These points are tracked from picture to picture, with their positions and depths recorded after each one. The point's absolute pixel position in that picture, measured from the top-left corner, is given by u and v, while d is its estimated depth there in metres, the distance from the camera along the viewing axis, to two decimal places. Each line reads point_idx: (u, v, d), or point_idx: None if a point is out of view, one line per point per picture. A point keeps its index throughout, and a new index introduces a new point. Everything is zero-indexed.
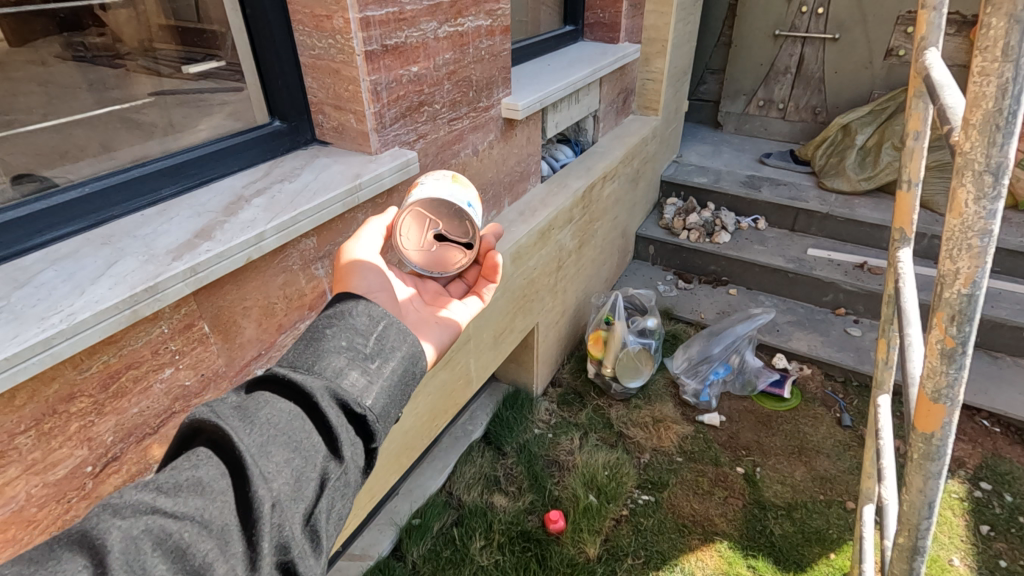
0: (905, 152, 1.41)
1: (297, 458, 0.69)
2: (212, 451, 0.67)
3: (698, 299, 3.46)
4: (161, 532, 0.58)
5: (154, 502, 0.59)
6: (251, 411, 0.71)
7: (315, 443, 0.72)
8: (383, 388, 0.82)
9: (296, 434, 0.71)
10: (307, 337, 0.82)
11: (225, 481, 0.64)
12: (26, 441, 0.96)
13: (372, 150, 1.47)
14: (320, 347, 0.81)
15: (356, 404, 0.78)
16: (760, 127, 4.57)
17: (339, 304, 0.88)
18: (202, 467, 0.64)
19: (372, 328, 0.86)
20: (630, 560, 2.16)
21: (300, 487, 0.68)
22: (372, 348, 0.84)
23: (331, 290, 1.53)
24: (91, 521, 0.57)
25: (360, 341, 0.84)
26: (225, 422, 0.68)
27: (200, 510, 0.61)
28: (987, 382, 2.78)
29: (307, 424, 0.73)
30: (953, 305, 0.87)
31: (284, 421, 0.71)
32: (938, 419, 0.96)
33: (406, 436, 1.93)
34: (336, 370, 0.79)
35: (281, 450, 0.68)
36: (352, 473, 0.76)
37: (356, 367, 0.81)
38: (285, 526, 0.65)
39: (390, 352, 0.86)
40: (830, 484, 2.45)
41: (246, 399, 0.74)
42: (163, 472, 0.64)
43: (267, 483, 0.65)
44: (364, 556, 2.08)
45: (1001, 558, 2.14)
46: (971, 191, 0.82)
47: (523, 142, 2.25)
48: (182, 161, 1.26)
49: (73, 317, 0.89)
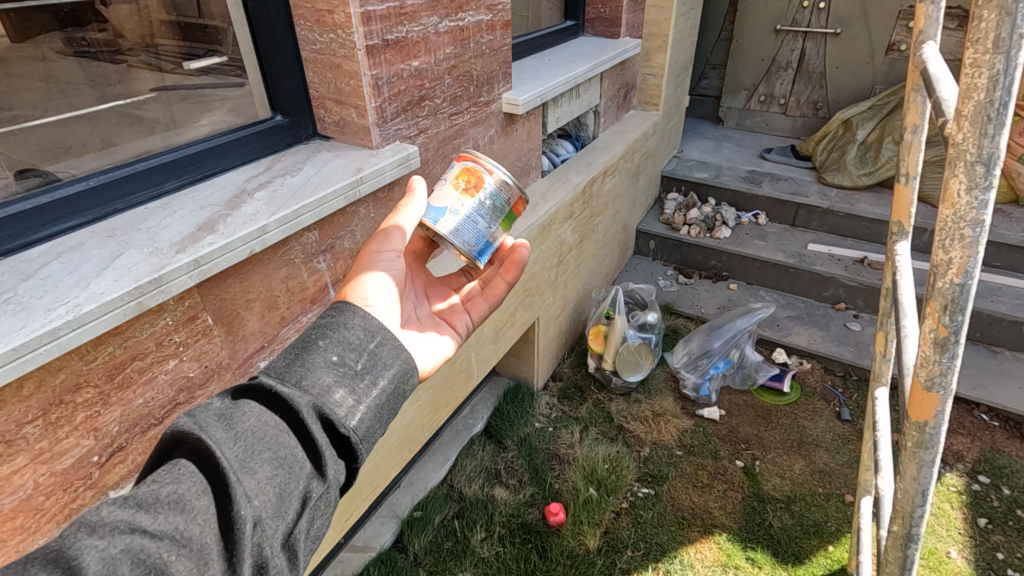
0: (903, 146, 1.42)
1: (281, 475, 0.71)
2: (194, 464, 0.67)
3: (699, 294, 3.47)
4: (139, 551, 0.59)
5: (133, 519, 0.60)
6: (237, 423, 0.71)
7: (299, 459, 0.73)
8: (372, 405, 0.83)
9: (282, 449, 0.72)
10: (298, 346, 0.83)
11: (207, 497, 0.65)
12: (34, 430, 0.97)
13: (373, 145, 1.48)
14: (310, 359, 0.81)
15: (342, 426, 0.79)
16: (761, 123, 4.56)
17: (332, 314, 0.88)
18: (184, 482, 0.65)
19: (365, 344, 0.87)
20: (630, 552, 2.17)
21: (282, 504, 0.70)
22: (363, 365, 0.85)
23: (332, 284, 1.55)
24: (68, 539, 0.58)
25: (351, 356, 0.84)
26: (207, 435, 0.69)
27: (180, 530, 0.62)
28: (986, 376, 2.79)
29: (293, 440, 0.74)
30: (946, 294, 0.88)
31: (271, 437, 0.72)
32: (931, 408, 0.97)
33: (407, 429, 1.95)
34: (322, 387, 0.79)
35: (266, 468, 0.70)
36: (334, 491, 0.78)
37: (344, 385, 0.81)
38: (263, 546, 0.67)
39: (381, 370, 0.86)
40: (829, 478, 2.46)
41: (231, 406, 0.74)
42: (144, 484, 0.64)
43: (249, 502, 0.67)
44: (366, 548, 2.10)
45: (999, 550, 2.16)
46: (964, 181, 0.83)
47: (524, 137, 2.26)
48: (184, 156, 1.27)
49: (78, 309, 0.90)
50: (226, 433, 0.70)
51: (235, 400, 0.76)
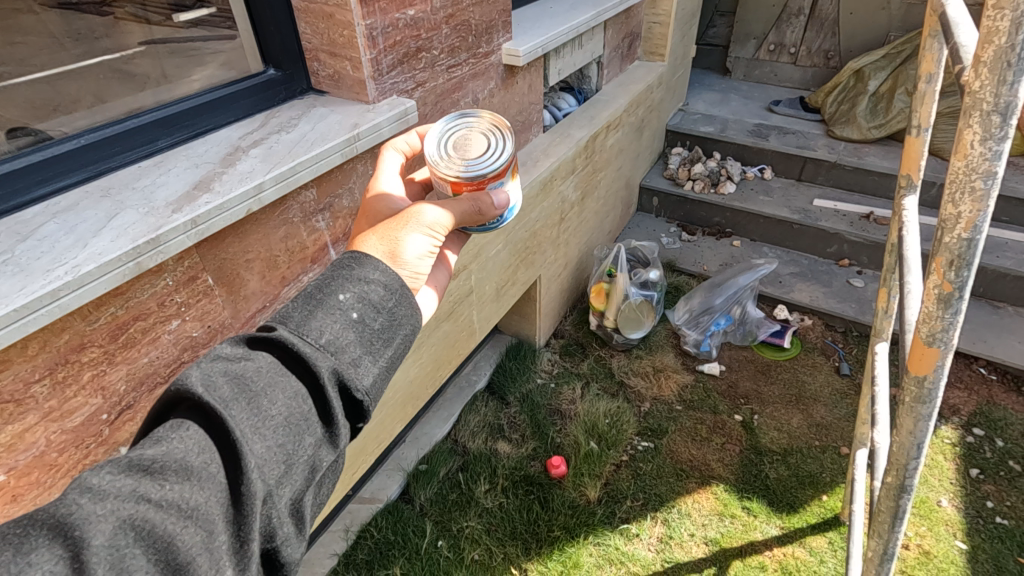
0: (917, 96, 1.36)
1: (291, 441, 0.72)
2: (202, 426, 0.67)
3: (702, 251, 3.44)
4: (143, 522, 0.58)
5: (138, 488, 0.60)
6: (248, 383, 0.71)
7: (310, 425, 0.74)
8: (384, 367, 0.83)
9: (293, 415, 0.73)
10: (312, 297, 0.80)
11: (215, 464, 0.65)
12: (42, 389, 1.00)
13: (369, 99, 1.44)
14: (328, 315, 0.78)
15: (358, 388, 0.78)
16: (770, 73, 4.43)
17: (354, 265, 0.85)
18: (191, 445, 0.65)
19: (385, 302, 0.83)
20: (630, 502, 2.24)
21: (291, 472, 0.72)
22: (380, 325, 0.82)
23: (333, 243, 1.59)
24: (67, 505, 0.57)
25: (372, 314, 0.82)
26: (215, 399, 0.68)
27: (186, 499, 0.62)
28: (986, 331, 2.80)
29: (306, 403, 0.75)
30: (953, 249, 0.86)
31: (280, 398, 0.72)
32: (930, 364, 0.92)
33: (412, 385, 1.93)
34: (340, 347, 0.78)
35: (276, 434, 0.70)
36: (341, 455, 0.80)
37: (362, 347, 0.80)
38: (272, 514, 0.69)
39: (396, 331, 0.85)
40: (825, 431, 2.51)
41: (245, 359, 0.74)
42: (154, 448, 0.63)
43: (257, 472, 0.67)
44: (375, 499, 2.19)
45: (989, 499, 2.22)
46: (978, 131, 0.80)
47: (524, 90, 2.20)
48: (177, 112, 1.24)
49: (78, 270, 0.90)
50: (234, 394, 0.70)
51: (247, 354, 0.75)
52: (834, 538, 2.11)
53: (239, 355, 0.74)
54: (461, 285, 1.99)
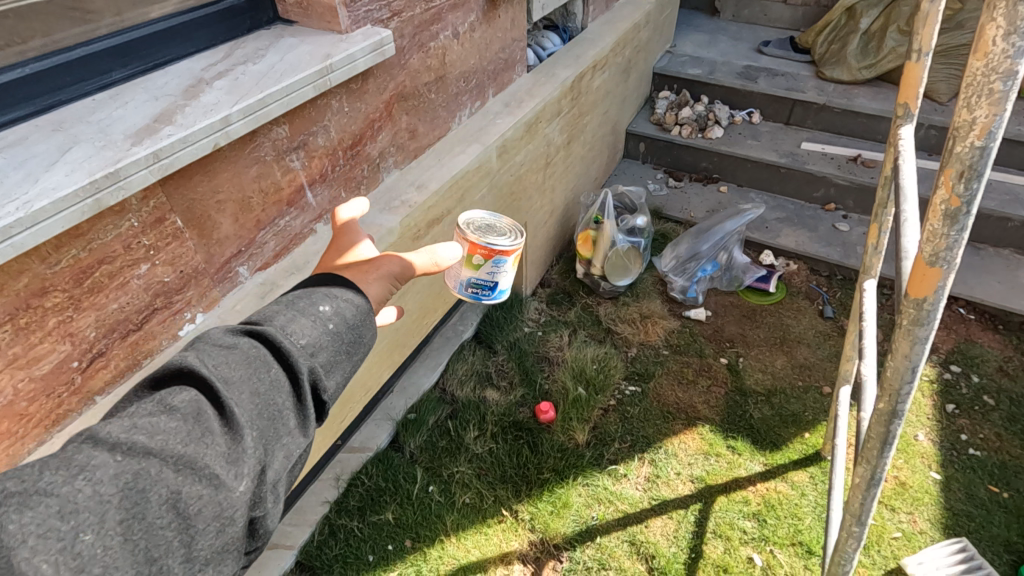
0: (919, 17, 1.27)
1: (267, 434, 0.73)
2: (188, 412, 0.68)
3: (689, 198, 3.40)
4: (126, 502, 0.60)
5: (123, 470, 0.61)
6: (231, 374, 0.72)
7: (286, 418, 0.75)
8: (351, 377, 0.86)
9: (272, 408, 0.74)
10: (293, 303, 0.83)
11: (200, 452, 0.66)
12: (3, 335, 0.95)
13: (341, 28, 1.34)
14: (306, 319, 0.81)
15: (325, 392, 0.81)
16: (760, 13, 4.29)
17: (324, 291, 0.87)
18: (175, 430, 0.66)
19: (356, 318, 0.87)
20: (617, 444, 2.27)
21: (266, 468, 0.72)
22: (351, 335, 0.85)
23: (309, 185, 1.51)
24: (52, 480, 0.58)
25: (343, 325, 0.84)
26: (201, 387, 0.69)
27: (167, 483, 0.63)
28: (967, 272, 2.83)
29: (284, 397, 0.76)
30: (963, 160, 0.77)
31: (260, 392, 0.73)
32: (931, 285, 0.84)
33: (398, 333, 1.89)
34: (315, 348, 0.80)
35: (255, 429, 0.71)
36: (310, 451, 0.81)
37: (335, 352, 0.82)
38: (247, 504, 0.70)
39: (362, 344, 0.88)
40: (808, 372, 2.55)
41: (229, 348, 0.75)
42: (138, 431, 0.64)
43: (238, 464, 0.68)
44: (364, 448, 2.19)
45: (963, 432, 2.29)
46: (1002, 25, 0.69)
47: (506, 26, 2.09)
48: (131, 39, 1.13)
49: (30, 206, 0.84)
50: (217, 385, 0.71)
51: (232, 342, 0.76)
52: (815, 472, 2.17)
53: (224, 343, 0.75)
54: (445, 231, 1.93)
